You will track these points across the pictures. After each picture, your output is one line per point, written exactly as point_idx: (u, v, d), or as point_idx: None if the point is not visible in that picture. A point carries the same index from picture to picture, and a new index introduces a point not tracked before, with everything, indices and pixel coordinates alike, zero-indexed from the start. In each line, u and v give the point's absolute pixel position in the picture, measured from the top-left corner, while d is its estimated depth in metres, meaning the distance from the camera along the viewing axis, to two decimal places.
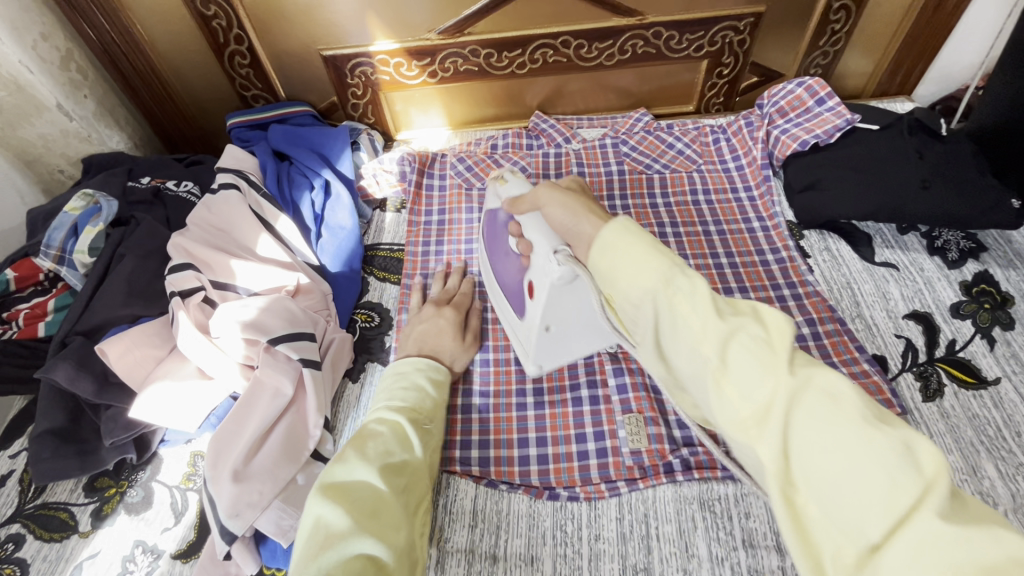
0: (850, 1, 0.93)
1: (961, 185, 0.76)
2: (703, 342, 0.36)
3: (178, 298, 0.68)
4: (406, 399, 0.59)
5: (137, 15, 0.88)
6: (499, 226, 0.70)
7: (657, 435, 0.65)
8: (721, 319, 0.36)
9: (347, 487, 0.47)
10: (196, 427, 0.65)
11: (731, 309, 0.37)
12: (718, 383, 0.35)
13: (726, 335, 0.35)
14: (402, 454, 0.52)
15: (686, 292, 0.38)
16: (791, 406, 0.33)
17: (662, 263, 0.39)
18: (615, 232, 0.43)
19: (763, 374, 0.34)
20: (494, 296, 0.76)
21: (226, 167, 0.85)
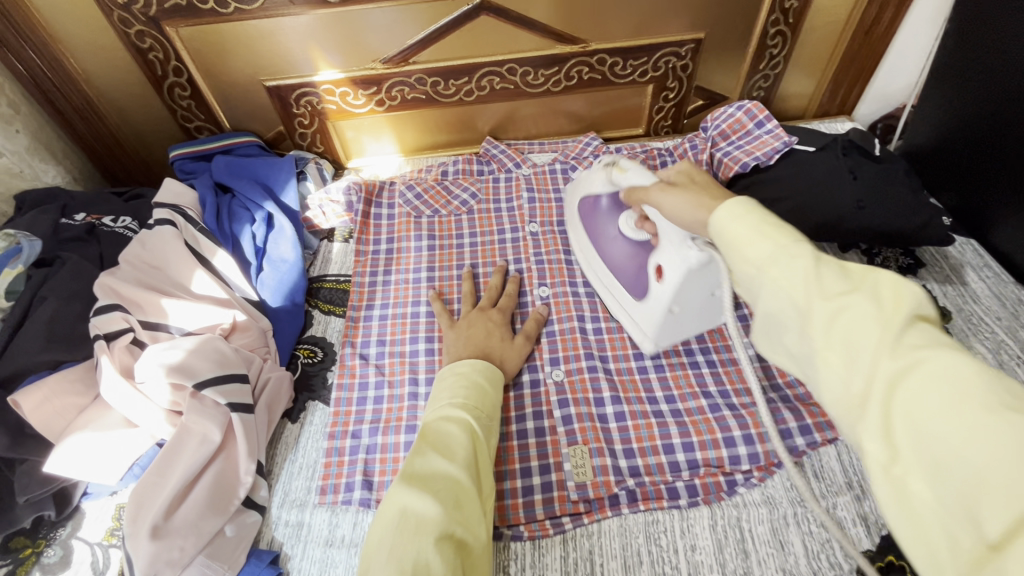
0: (784, 27, 0.96)
1: (894, 204, 0.77)
2: (804, 319, 0.38)
3: (102, 341, 0.65)
4: (468, 397, 0.61)
5: (70, 49, 0.86)
6: (600, 211, 0.78)
7: (603, 466, 0.64)
8: (830, 295, 0.37)
9: (427, 478, 0.51)
10: (116, 479, 0.62)
11: (844, 282, 0.38)
12: (820, 359, 0.37)
13: (829, 314, 0.36)
14: (475, 453, 0.56)
15: (791, 262, 0.39)
16: (899, 385, 0.33)
17: (769, 239, 0.41)
18: (730, 207, 0.45)
19: (868, 349, 0.35)
20: (595, 277, 0.81)
21: (163, 202, 0.83)
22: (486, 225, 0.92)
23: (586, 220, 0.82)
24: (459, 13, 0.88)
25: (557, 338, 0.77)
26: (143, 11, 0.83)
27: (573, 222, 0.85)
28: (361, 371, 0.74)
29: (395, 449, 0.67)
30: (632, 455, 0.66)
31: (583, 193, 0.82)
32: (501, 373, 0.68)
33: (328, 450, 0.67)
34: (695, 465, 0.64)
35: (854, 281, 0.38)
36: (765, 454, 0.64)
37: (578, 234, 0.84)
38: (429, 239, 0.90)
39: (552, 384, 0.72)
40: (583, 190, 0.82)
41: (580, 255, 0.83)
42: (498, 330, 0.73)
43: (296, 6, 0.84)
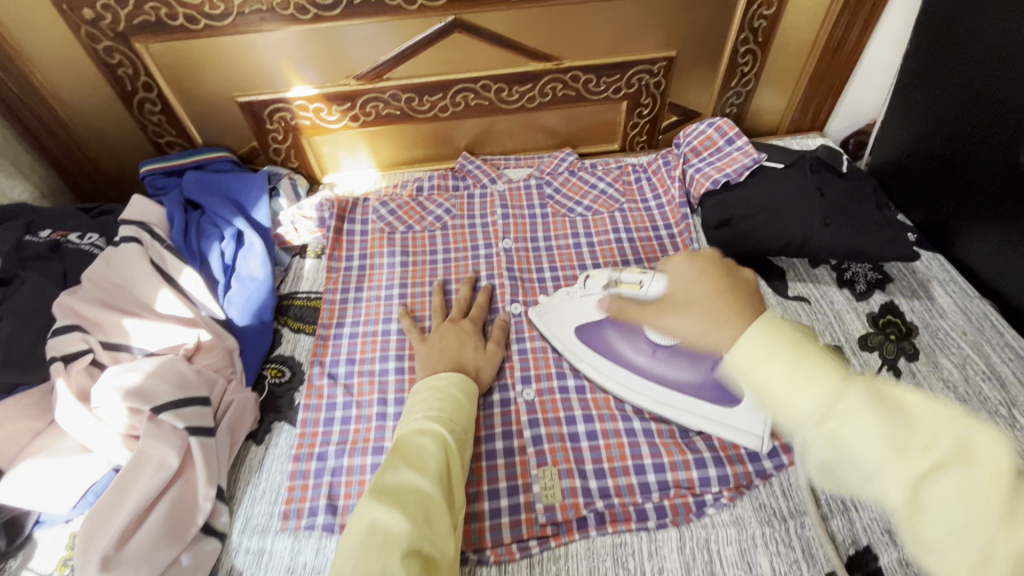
0: (754, 46, 0.98)
1: (859, 221, 0.79)
2: (886, 483, 0.36)
3: (59, 362, 0.64)
4: (443, 410, 0.60)
5: (36, 64, 0.85)
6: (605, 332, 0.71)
7: (571, 488, 0.63)
8: (911, 456, 0.35)
9: (398, 491, 0.50)
10: (68, 508, 0.60)
11: (916, 435, 0.36)
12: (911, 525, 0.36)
13: (917, 478, 0.35)
14: (449, 464, 0.55)
15: (856, 415, 0.37)
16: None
17: (819, 389, 0.39)
18: (748, 346, 0.43)
19: (974, 519, 0.33)
20: (647, 401, 0.68)
21: (129, 219, 0.81)
22: (459, 242, 0.91)
23: (594, 346, 0.72)
24: (432, 31, 0.88)
25: (529, 356, 0.76)
26: (112, 28, 0.82)
27: (572, 350, 0.73)
28: (328, 391, 0.73)
29: (359, 471, 0.66)
30: (602, 475, 0.65)
31: (575, 320, 0.74)
32: (476, 385, 0.67)
33: (292, 472, 0.66)
34: (666, 486, 0.64)
35: (930, 435, 0.36)
36: (735, 476, 0.64)
37: (589, 359, 0.72)
38: (402, 255, 0.89)
39: (522, 404, 0.71)
40: (572, 316, 0.75)
41: (611, 385, 0.70)
42: (471, 341, 0.73)
43: (267, 22, 0.84)
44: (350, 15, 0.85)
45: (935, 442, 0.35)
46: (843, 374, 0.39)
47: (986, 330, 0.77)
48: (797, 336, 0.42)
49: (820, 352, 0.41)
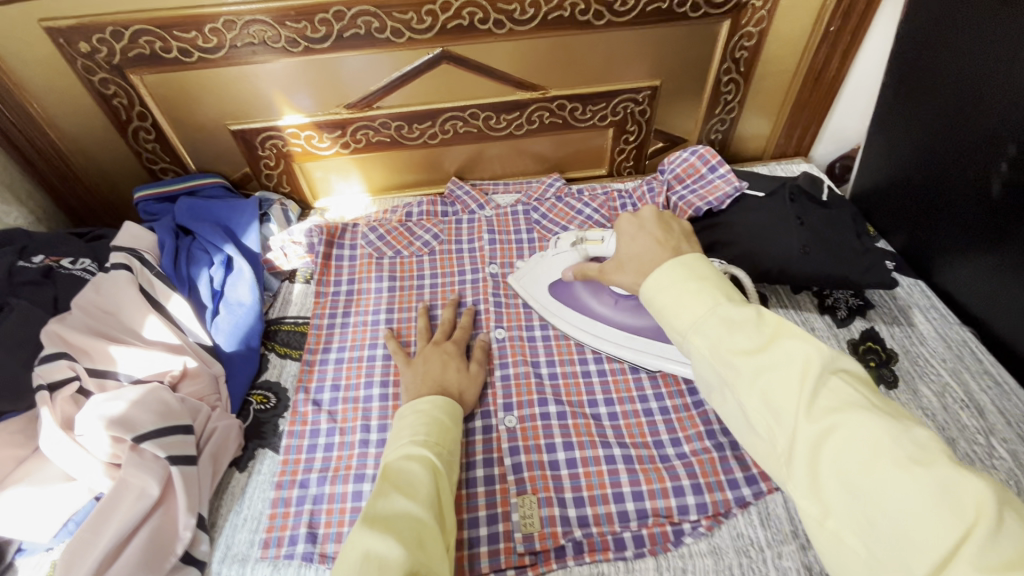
0: (737, 76, 1.00)
1: (838, 249, 0.80)
2: (738, 379, 0.45)
3: (45, 392, 0.64)
4: (429, 434, 0.61)
5: (33, 94, 0.87)
6: (575, 288, 0.82)
7: (550, 517, 0.64)
8: (752, 357, 0.45)
9: (389, 519, 0.50)
10: (49, 537, 0.60)
11: (763, 340, 0.45)
12: (749, 415, 0.44)
13: (754, 373, 0.44)
14: (437, 488, 0.56)
15: (715, 325, 0.47)
16: (821, 441, 0.40)
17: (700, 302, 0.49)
18: (657, 277, 0.53)
19: (790, 406, 0.42)
20: (610, 344, 0.78)
21: (120, 246, 0.82)
22: (446, 266, 0.93)
23: (564, 301, 0.82)
24: (421, 62, 0.90)
25: (512, 382, 0.77)
26: (107, 60, 0.84)
27: (545, 307, 0.83)
28: (313, 417, 0.74)
29: (340, 499, 0.66)
30: (581, 504, 0.65)
31: (548, 278, 0.83)
32: (461, 407, 0.68)
33: (274, 501, 0.66)
34: (644, 515, 0.64)
35: (767, 340, 0.45)
36: (713, 504, 0.64)
37: (561, 313, 0.81)
38: (390, 279, 0.90)
39: (503, 431, 0.71)
40: (545, 275, 0.84)
41: (580, 334, 0.79)
42: (454, 362, 0.74)
43: (260, 55, 0.86)
44: (340, 47, 0.87)
45: (769, 346, 0.45)
46: (719, 293, 0.49)
47: (966, 359, 0.77)
48: (694, 269, 0.52)
49: (707, 282, 0.51)
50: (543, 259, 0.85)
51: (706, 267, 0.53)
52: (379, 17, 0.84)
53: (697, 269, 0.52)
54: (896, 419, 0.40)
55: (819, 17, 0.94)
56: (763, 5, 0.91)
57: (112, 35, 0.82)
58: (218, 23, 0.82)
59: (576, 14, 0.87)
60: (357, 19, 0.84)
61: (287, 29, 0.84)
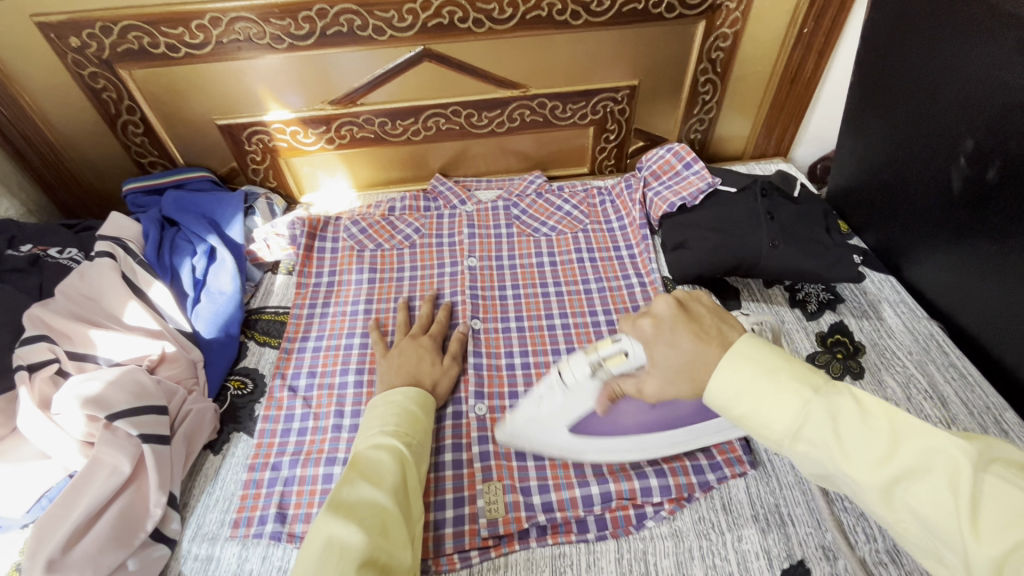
0: (714, 76, 1.02)
1: (806, 244, 0.82)
2: (876, 493, 0.43)
3: (24, 371, 0.66)
4: (399, 424, 0.62)
5: (24, 87, 0.90)
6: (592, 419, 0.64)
7: (514, 502, 0.65)
8: (884, 468, 0.42)
9: (353, 506, 0.52)
10: (22, 512, 0.61)
11: (883, 445, 0.43)
12: (905, 529, 0.43)
13: (890, 486, 0.42)
14: (403, 477, 0.57)
15: (827, 436, 0.45)
16: (1003, 565, 0.36)
17: (797, 407, 0.47)
18: (721, 378, 0.50)
19: (948, 522, 0.39)
20: (670, 448, 0.66)
21: (105, 235, 0.84)
22: (426, 260, 0.94)
23: (597, 432, 0.65)
24: (403, 59, 0.93)
25: (484, 373, 0.78)
26: (96, 54, 0.87)
27: (573, 450, 0.66)
28: (288, 403, 0.75)
29: (310, 482, 0.68)
30: (547, 490, 0.66)
31: (560, 421, 0.64)
32: (433, 399, 0.70)
33: (246, 482, 0.68)
34: (608, 499, 0.65)
35: (890, 444, 0.43)
36: (676, 487, 0.65)
37: (598, 447, 0.66)
38: (370, 272, 0.92)
39: (473, 418, 0.73)
40: (556, 420, 0.64)
41: (631, 456, 0.66)
42: (428, 355, 0.75)
43: (246, 51, 0.89)
44: (324, 44, 0.89)
45: (897, 451, 0.42)
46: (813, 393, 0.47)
47: (932, 352, 0.79)
48: (762, 363, 0.50)
49: (785, 375, 0.48)
50: (541, 400, 0.64)
51: (772, 354, 0.50)
52: (361, 15, 0.86)
53: (767, 361, 0.50)
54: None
55: (793, 20, 0.96)
56: (737, 6, 0.93)
57: (102, 31, 0.84)
58: (204, 20, 0.84)
59: (554, 13, 0.90)
60: (340, 17, 0.86)
61: (272, 26, 0.86)
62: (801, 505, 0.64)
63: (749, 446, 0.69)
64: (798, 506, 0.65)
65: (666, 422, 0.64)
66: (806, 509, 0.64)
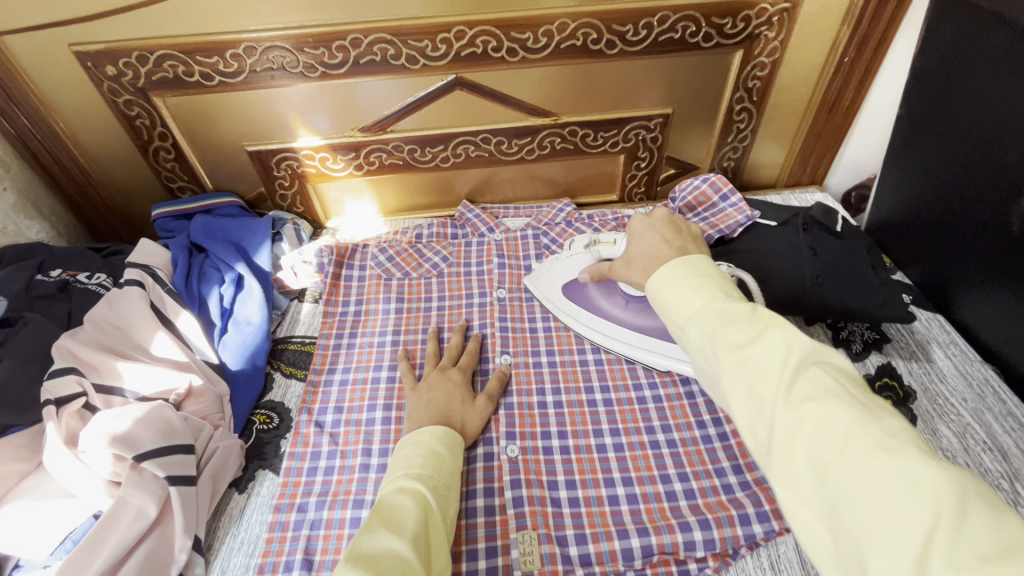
0: (750, 104, 1.00)
1: (853, 282, 0.79)
2: (723, 370, 0.46)
3: (52, 406, 0.64)
4: (424, 467, 0.60)
5: (59, 113, 0.90)
6: (582, 292, 0.85)
7: (551, 554, 0.62)
8: (738, 349, 0.45)
9: (374, 557, 0.48)
10: (45, 554, 0.59)
11: (747, 333, 0.46)
12: (734, 405, 0.45)
13: (737, 364, 0.45)
14: (427, 526, 0.54)
15: (710, 320, 0.49)
16: (795, 429, 0.41)
17: (700, 297, 0.51)
18: (661, 275, 0.55)
19: (769, 394, 0.43)
20: (620, 343, 0.80)
21: (135, 263, 0.84)
22: (454, 289, 0.92)
23: (579, 300, 0.85)
24: (435, 88, 0.92)
25: (515, 412, 0.76)
26: (132, 83, 0.87)
27: (562, 308, 0.85)
28: (314, 439, 0.73)
29: (337, 526, 0.65)
30: (583, 542, 0.63)
31: (558, 279, 0.87)
32: (463, 439, 0.67)
33: (271, 524, 0.66)
34: (649, 553, 0.61)
35: (755, 333, 0.46)
36: (721, 540, 0.62)
37: (569, 312, 0.85)
38: (397, 301, 0.90)
39: (505, 461, 0.70)
40: (559, 278, 0.87)
41: (590, 333, 0.82)
42: (458, 392, 0.73)
43: (278, 79, 0.89)
44: (356, 72, 0.89)
45: (755, 339, 0.45)
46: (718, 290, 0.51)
47: (988, 399, 0.75)
48: (697, 268, 0.54)
49: (709, 278, 0.53)
50: (556, 263, 0.89)
51: (711, 267, 0.54)
52: (395, 44, 0.86)
53: (701, 267, 0.54)
54: (871, 413, 0.40)
55: (833, 48, 0.93)
56: (776, 35, 0.91)
57: (138, 59, 0.84)
58: (239, 49, 0.85)
59: (589, 42, 0.89)
60: (373, 46, 0.86)
61: (306, 55, 0.86)
62: None
63: None
64: None
65: (629, 320, 0.81)
66: None
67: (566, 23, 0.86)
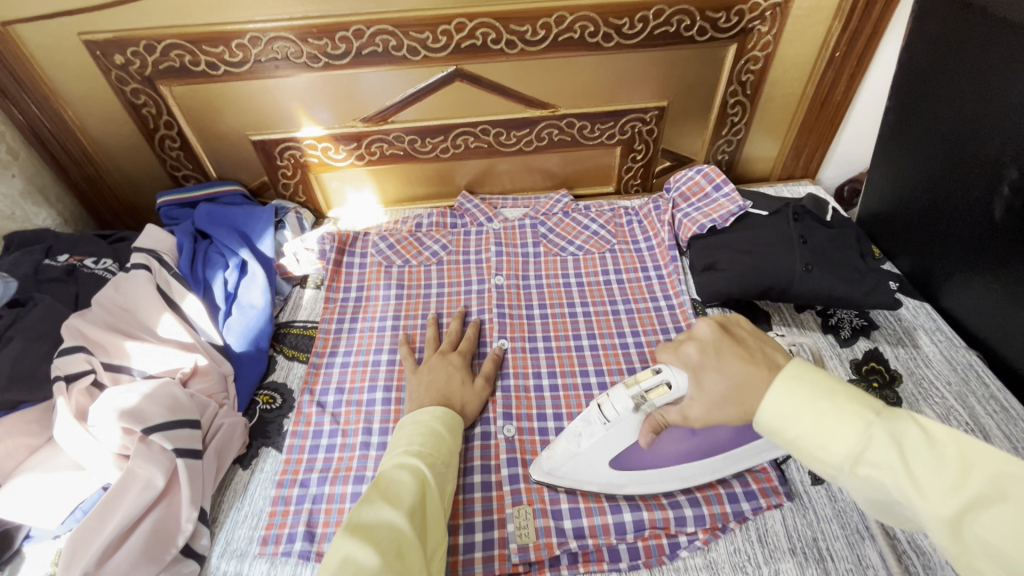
0: (743, 97, 1.02)
1: (839, 268, 0.81)
2: (942, 524, 0.41)
3: (62, 382, 0.66)
4: (424, 445, 0.62)
5: (67, 102, 0.92)
6: (638, 453, 0.64)
7: (545, 528, 0.64)
8: (955, 497, 0.41)
9: (371, 529, 0.51)
10: (56, 524, 0.62)
11: (949, 473, 0.41)
12: (970, 561, 0.41)
13: (959, 515, 0.40)
14: (423, 499, 0.56)
15: (895, 461, 0.43)
16: None
17: (859, 432, 0.45)
18: (772, 405, 0.49)
19: (1022, 551, 0.37)
20: (709, 475, 0.65)
21: (141, 247, 0.86)
22: (453, 277, 0.94)
23: (639, 467, 0.65)
24: (436, 78, 0.94)
25: (512, 395, 0.78)
26: (139, 72, 0.89)
27: (614, 484, 0.65)
28: (316, 419, 0.75)
29: (338, 500, 0.67)
30: (577, 515, 0.65)
31: (600, 456, 0.63)
32: (462, 419, 0.69)
33: (274, 498, 0.68)
34: (640, 527, 0.64)
35: (959, 470, 0.41)
36: (711, 517, 0.64)
37: (638, 480, 0.65)
38: (398, 288, 0.92)
39: (502, 440, 0.72)
40: (596, 457, 0.63)
41: (670, 486, 0.65)
42: (459, 374, 0.75)
43: (282, 70, 0.91)
44: (358, 63, 0.91)
45: (966, 479, 0.41)
46: (875, 418, 0.46)
47: (970, 381, 0.77)
48: (821, 386, 0.48)
49: (845, 400, 0.47)
50: (583, 431, 0.63)
51: (827, 376, 0.49)
52: (396, 36, 0.88)
53: (826, 383, 0.49)
54: None
55: (825, 43, 0.95)
56: (769, 30, 0.94)
57: (145, 48, 0.86)
58: (244, 40, 0.87)
59: (585, 35, 0.91)
60: (375, 37, 0.88)
61: (309, 46, 0.88)
62: (840, 540, 0.63)
63: (784, 476, 0.68)
64: (837, 540, 0.63)
65: (704, 451, 0.64)
66: (845, 544, 0.63)
67: (564, 17, 0.88)
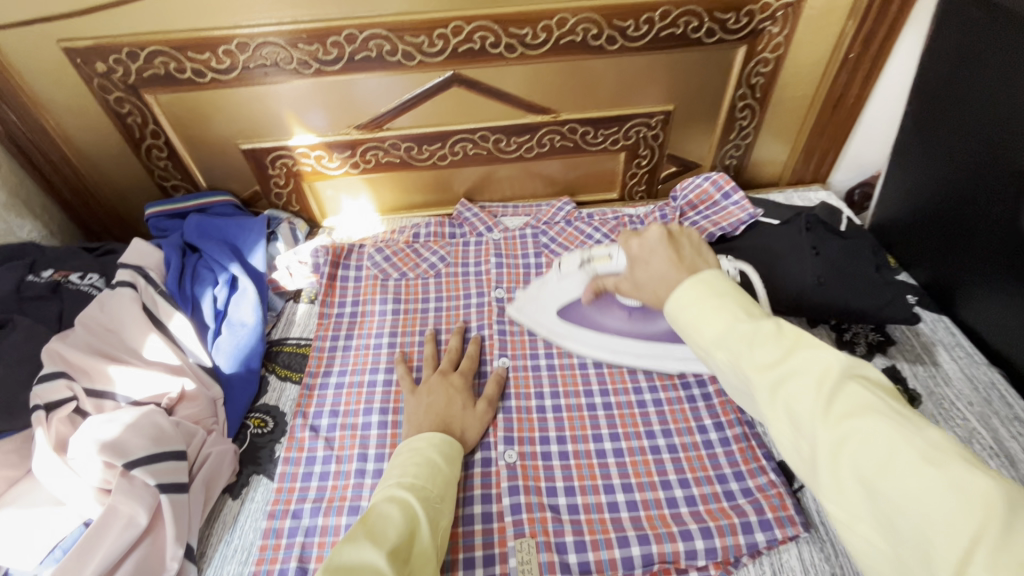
0: (753, 101, 0.98)
1: (856, 282, 0.77)
2: (758, 392, 0.43)
3: (41, 411, 0.63)
4: (418, 476, 0.59)
5: (48, 110, 0.88)
6: (580, 314, 0.81)
7: (549, 563, 0.61)
8: (769, 368, 0.43)
9: (351, 570, 0.47)
10: (35, 564, 0.58)
11: (777, 351, 0.43)
12: (775, 425, 0.43)
13: (773, 387, 0.42)
14: (411, 539, 0.52)
15: (738, 340, 0.45)
16: (839, 448, 0.38)
17: (721, 316, 0.47)
18: (677, 296, 0.51)
19: (809, 415, 0.40)
20: (635, 357, 0.79)
21: (127, 263, 0.83)
22: (452, 290, 0.91)
23: (577, 324, 0.81)
24: (432, 84, 0.90)
25: (513, 417, 0.74)
26: (122, 80, 0.86)
27: (558, 333, 0.82)
28: (309, 444, 0.72)
29: (332, 532, 0.64)
30: (583, 549, 0.62)
31: (553, 303, 0.82)
32: (462, 447, 0.66)
33: (265, 531, 0.65)
34: (650, 561, 0.61)
35: (786, 349, 0.43)
36: (723, 549, 0.61)
37: (576, 336, 0.81)
38: (394, 302, 0.89)
39: (503, 467, 0.69)
40: (549, 302, 0.82)
41: (599, 354, 0.80)
42: (459, 397, 0.72)
43: (272, 76, 0.87)
44: (351, 69, 0.87)
45: (787, 356, 0.43)
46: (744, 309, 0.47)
47: (993, 402, 0.73)
48: (715, 287, 0.50)
49: (728, 298, 0.49)
50: (546, 285, 0.83)
51: (726, 283, 0.50)
52: (390, 40, 0.84)
53: (721, 287, 0.50)
54: (914, 424, 0.37)
55: (838, 44, 0.91)
56: (780, 31, 0.90)
57: (128, 56, 0.83)
58: (231, 45, 0.83)
59: (588, 38, 0.87)
60: (369, 42, 0.84)
61: (300, 51, 0.84)
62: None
63: (800, 507, 0.65)
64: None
65: (638, 330, 0.79)
66: None
67: (566, 19, 0.84)
